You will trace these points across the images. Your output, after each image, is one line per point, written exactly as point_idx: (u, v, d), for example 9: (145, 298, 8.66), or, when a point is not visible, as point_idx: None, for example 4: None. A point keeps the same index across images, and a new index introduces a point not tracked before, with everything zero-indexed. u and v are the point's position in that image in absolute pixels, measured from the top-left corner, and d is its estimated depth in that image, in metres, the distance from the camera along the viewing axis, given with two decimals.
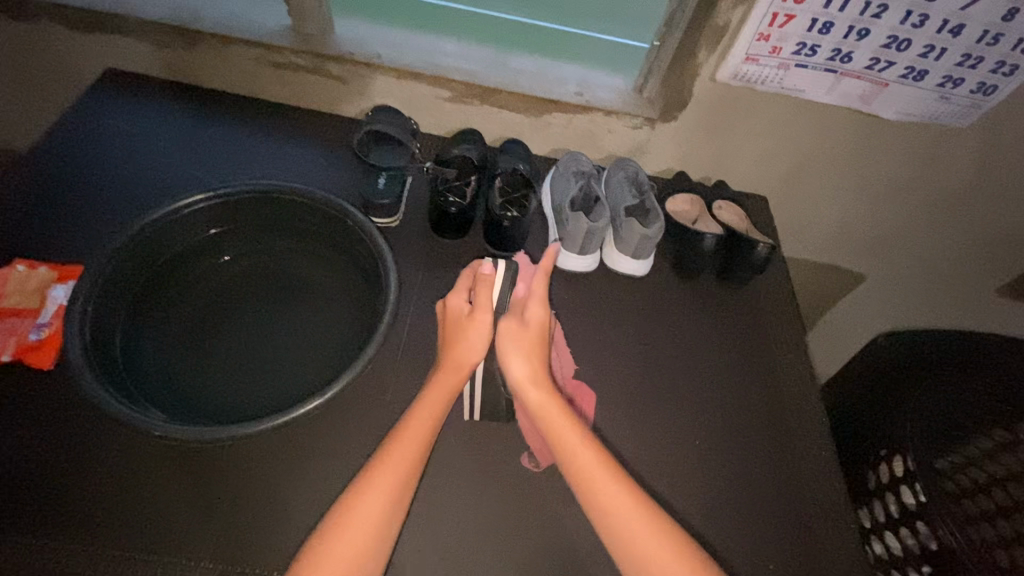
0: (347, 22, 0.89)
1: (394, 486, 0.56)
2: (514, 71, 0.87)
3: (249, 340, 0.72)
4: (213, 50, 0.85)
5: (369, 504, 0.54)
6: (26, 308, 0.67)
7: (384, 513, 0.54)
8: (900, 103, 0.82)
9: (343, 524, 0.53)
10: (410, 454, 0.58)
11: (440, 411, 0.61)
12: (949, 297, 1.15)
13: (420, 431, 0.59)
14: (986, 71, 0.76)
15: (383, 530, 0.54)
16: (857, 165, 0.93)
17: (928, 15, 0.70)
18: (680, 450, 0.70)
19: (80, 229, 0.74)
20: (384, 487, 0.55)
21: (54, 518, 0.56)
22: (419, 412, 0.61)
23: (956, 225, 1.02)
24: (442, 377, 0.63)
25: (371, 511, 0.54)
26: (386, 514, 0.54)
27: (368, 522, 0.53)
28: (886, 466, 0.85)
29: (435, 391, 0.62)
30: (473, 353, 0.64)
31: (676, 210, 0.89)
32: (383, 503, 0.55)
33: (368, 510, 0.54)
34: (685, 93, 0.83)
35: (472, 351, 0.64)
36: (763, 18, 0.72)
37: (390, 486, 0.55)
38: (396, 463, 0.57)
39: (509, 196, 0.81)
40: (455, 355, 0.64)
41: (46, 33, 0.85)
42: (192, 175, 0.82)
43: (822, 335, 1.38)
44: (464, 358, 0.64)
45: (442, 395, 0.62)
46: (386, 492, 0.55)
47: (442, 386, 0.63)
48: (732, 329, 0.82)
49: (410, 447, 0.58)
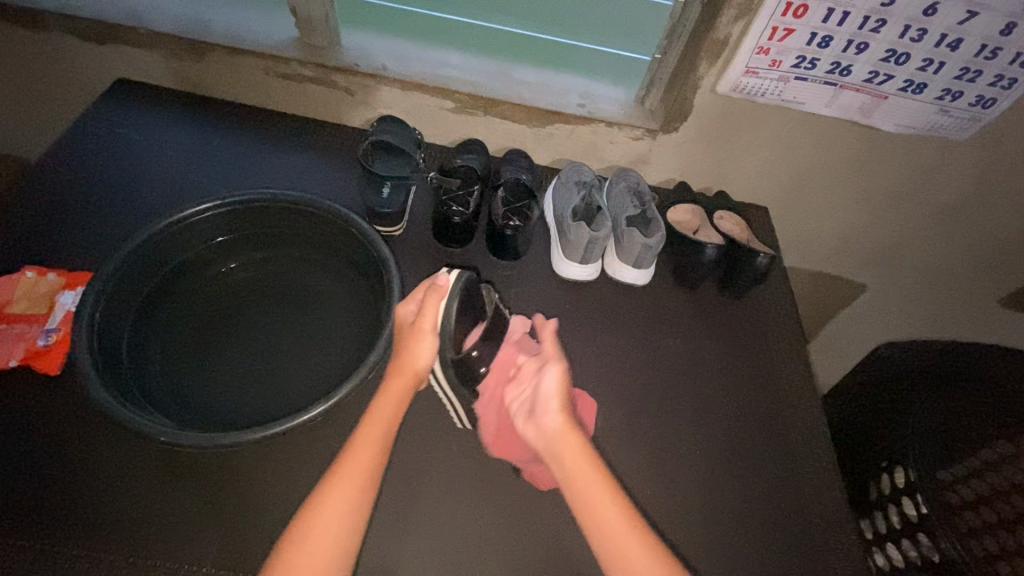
0: (353, 33, 0.90)
1: (354, 490, 0.56)
2: (517, 83, 0.88)
3: (254, 347, 0.73)
4: (222, 61, 0.87)
5: (332, 504, 0.55)
6: (34, 314, 0.68)
7: (348, 512, 0.55)
8: (900, 115, 0.82)
9: (305, 527, 0.54)
10: (368, 457, 0.59)
11: (393, 414, 0.62)
12: (950, 309, 1.15)
13: (375, 431, 0.60)
14: (985, 84, 0.77)
15: (345, 529, 0.54)
16: (857, 176, 0.93)
17: (926, 30, 0.71)
18: (679, 459, 0.70)
19: (89, 236, 0.76)
20: (345, 488, 0.56)
21: (59, 523, 0.57)
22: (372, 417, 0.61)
23: (957, 237, 1.02)
24: (394, 380, 0.63)
25: (335, 510, 0.55)
26: (348, 515, 0.55)
27: (331, 522, 0.54)
28: (887, 477, 0.85)
29: (388, 401, 0.62)
30: (420, 361, 0.63)
31: (678, 221, 0.90)
32: (342, 503, 0.55)
33: (332, 515, 0.54)
34: (687, 105, 0.84)
35: (423, 352, 0.63)
36: (763, 32, 0.73)
37: (354, 483, 0.57)
38: (354, 468, 0.57)
39: (511, 206, 0.82)
40: (402, 361, 0.64)
41: (59, 43, 0.86)
42: (199, 184, 0.83)
43: (824, 345, 1.38)
44: (413, 363, 0.63)
45: (395, 401, 0.63)
46: (345, 493, 0.56)
47: (398, 388, 0.63)
48: (732, 339, 0.82)
49: (366, 451, 0.59)
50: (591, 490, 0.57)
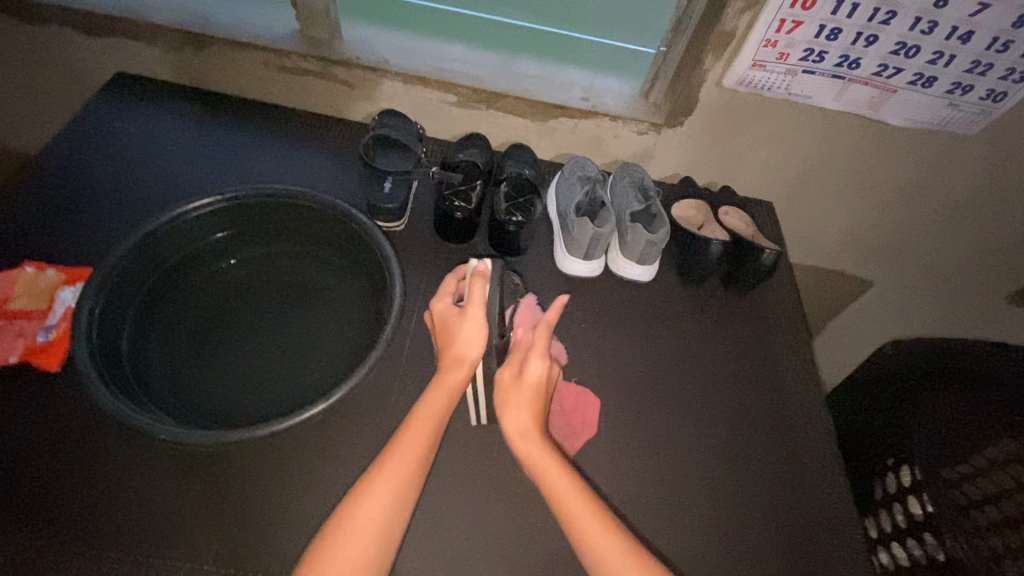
0: (354, 26, 0.89)
1: (400, 481, 0.57)
2: (520, 76, 0.87)
3: (255, 344, 0.73)
4: (221, 54, 0.86)
5: (375, 501, 0.55)
6: (34, 310, 0.67)
7: (390, 509, 0.55)
8: (908, 109, 0.81)
9: (347, 523, 0.54)
10: (414, 455, 0.58)
11: (443, 412, 0.61)
12: (957, 305, 1.14)
13: (423, 430, 0.60)
14: (996, 78, 0.76)
15: (387, 526, 0.55)
16: (864, 172, 0.92)
17: (937, 22, 0.70)
18: (683, 458, 0.70)
19: (89, 232, 0.75)
20: (390, 485, 0.56)
21: (59, 522, 0.56)
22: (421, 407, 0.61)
23: (964, 233, 1.01)
24: (449, 375, 0.63)
25: (377, 509, 0.55)
26: (389, 513, 0.55)
27: (372, 519, 0.54)
28: (892, 476, 0.84)
29: (441, 388, 0.63)
30: (471, 349, 0.64)
31: (683, 216, 0.88)
32: (385, 501, 0.55)
33: (378, 501, 0.55)
34: (692, 98, 0.83)
35: (472, 340, 0.64)
36: (771, 24, 0.72)
37: (399, 481, 0.57)
38: (400, 466, 0.57)
39: (515, 201, 0.81)
40: (453, 351, 0.64)
41: (57, 36, 0.86)
42: (199, 179, 0.82)
43: (827, 341, 1.37)
44: (464, 351, 0.64)
45: (447, 391, 0.62)
46: (389, 491, 0.56)
47: (448, 385, 0.63)
48: (737, 336, 0.81)
49: (412, 449, 0.59)
50: (562, 501, 0.58)
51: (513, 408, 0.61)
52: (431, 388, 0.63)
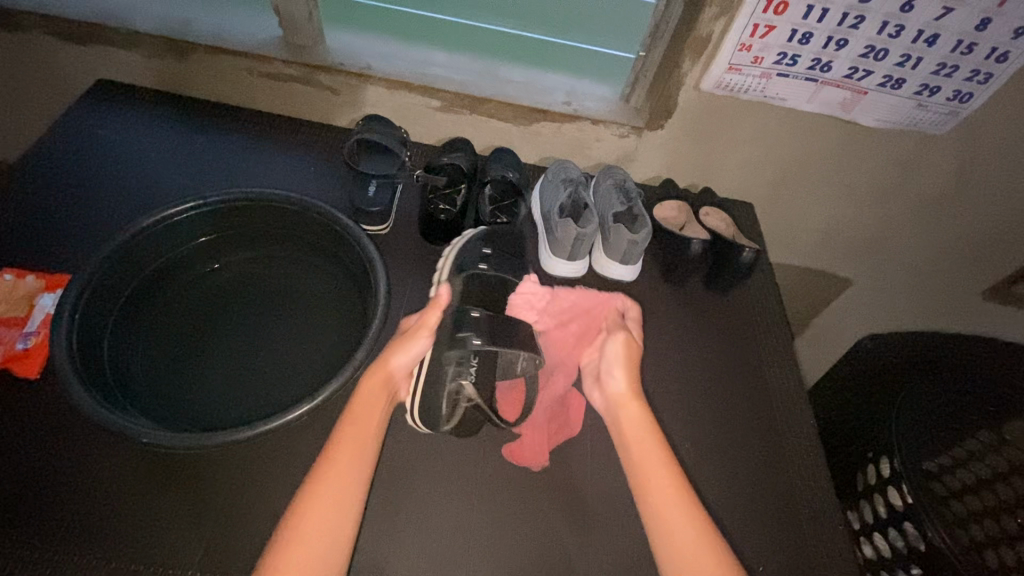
0: (339, 33, 0.90)
1: (337, 490, 0.55)
2: (504, 82, 0.88)
3: (238, 347, 0.72)
4: (202, 60, 0.86)
5: (318, 499, 0.54)
6: (13, 317, 0.66)
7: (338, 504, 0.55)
8: (879, 110, 0.84)
9: (291, 534, 0.52)
10: (348, 455, 0.58)
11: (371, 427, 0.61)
12: (931, 303, 1.18)
13: (351, 437, 0.59)
14: (962, 79, 0.78)
15: (327, 547, 0.52)
16: (841, 172, 0.95)
17: (903, 26, 0.73)
18: (669, 452, 0.70)
19: (69, 237, 0.74)
20: (336, 474, 0.56)
21: (35, 531, 0.55)
22: (346, 420, 0.61)
23: (938, 231, 1.04)
24: (368, 383, 0.64)
25: (338, 486, 0.55)
26: (336, 507, 0.54)
27: (319, 525, 0.53)
28: (873, 468, 0.85)
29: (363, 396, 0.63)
30: (416, 344, 0.67)
31: (664, 217, 0.91)
32: (328, 499, 0.54)
33: (315, 512, 0.53)
34: (672, 101, 0.84)
35: (414, 347, 0.67)
36: (745, 29, 0.74)
37: (334, 486, 0.55)
38: (351, 455, 0.58)
39: (498, 204, 0.84)
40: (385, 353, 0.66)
41: (37, 44, 0.85)
42: (180, 184, 0.82)
43: (809, 339, 1.40)
44: (390, 360, 0.66)
45: (372, 404, 0.62)
46: (330, 495, 0.55)
47: (367, 393, 0.63)
48: (721, 333, 0.82)
49: (348, 451, 0.58)
50: (653, 489, 0.60)
51: (617, 376, 0.70)
52: (351, 409, 0.62)
